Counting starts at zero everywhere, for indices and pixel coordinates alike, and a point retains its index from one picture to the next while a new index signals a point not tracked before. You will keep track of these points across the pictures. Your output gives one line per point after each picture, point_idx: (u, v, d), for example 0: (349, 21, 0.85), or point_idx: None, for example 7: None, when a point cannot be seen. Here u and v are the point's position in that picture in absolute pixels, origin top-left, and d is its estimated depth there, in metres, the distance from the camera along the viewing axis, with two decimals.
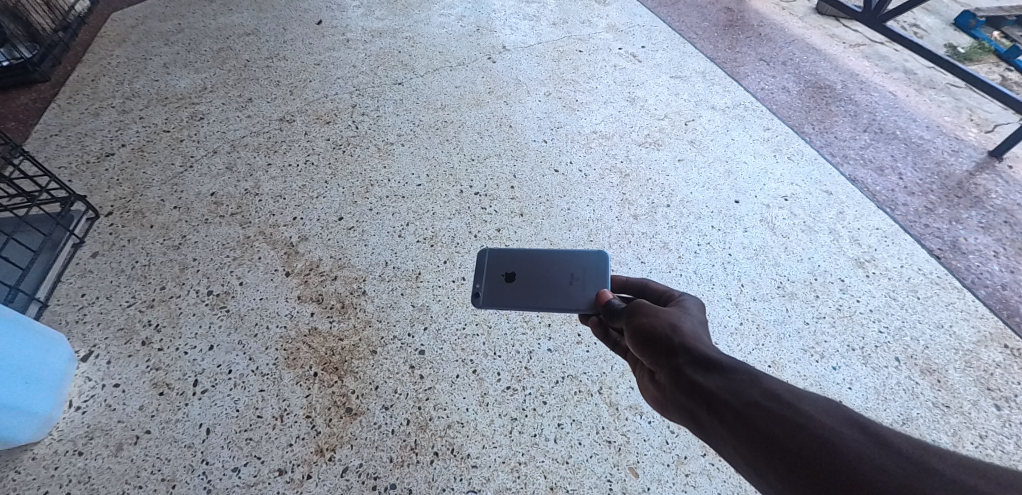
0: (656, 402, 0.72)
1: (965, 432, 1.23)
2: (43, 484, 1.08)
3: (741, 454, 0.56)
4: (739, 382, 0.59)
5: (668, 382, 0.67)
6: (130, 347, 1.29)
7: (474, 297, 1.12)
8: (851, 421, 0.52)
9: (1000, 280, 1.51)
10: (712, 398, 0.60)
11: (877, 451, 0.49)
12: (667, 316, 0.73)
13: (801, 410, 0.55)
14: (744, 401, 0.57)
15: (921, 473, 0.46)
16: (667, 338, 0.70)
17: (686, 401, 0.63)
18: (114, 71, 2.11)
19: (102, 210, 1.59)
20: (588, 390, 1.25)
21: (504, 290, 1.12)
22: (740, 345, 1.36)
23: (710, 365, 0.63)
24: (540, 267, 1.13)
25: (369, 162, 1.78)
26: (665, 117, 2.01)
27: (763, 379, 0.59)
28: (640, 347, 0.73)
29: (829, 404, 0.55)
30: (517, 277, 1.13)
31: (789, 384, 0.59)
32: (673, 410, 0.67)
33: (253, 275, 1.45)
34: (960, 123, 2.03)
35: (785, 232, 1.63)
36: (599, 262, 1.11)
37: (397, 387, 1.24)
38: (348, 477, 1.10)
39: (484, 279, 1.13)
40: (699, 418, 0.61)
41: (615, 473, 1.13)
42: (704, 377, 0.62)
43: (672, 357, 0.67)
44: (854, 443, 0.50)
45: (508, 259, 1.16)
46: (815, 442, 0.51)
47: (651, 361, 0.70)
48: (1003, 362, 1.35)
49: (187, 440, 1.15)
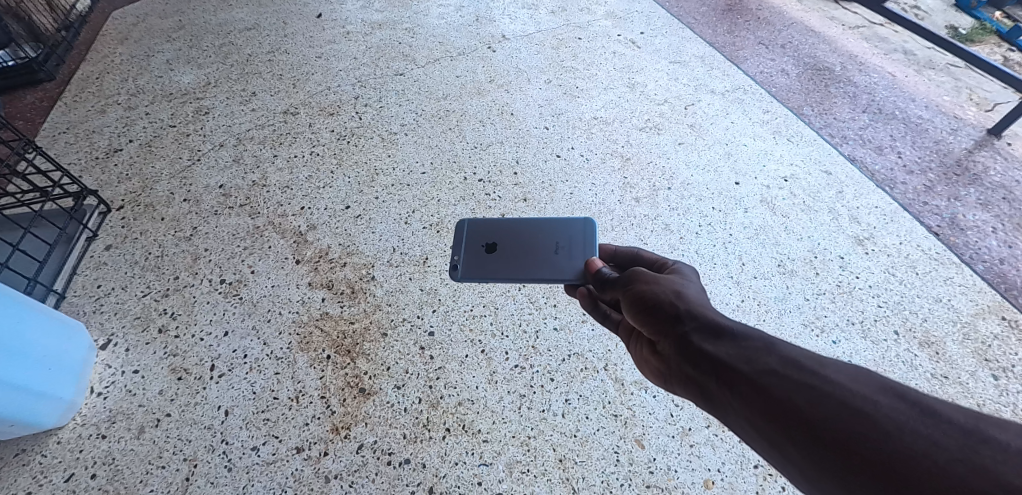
0: (658, 372, 0.75)
1: (963, 400, 1.25)
2: (69, 466, 1.12)
3: (755, 423, 0.58)
4: (752, 351, 0.62)
5: (674, 352, 0.70)
6: (148, 335, 1.33)
7: (453, 270, 1.18)
8: (885, 388, 0.54)
9: (998, 254, 1.54)
10: (723, 366, 0.63)
11: (920, 421, 0.50)
12: (669, 284, 0.77)
13: (824, 377, 0.56)
14: (758, 369, 0.60)
15: (977, 444, 0.48)
16: (672, 306, 0.73)
17: (693, 372, 0.66)
18: (118, 69, 2.14)
19: (114, 204, 1.62)
20: (594, 367, 1.28)
21: (486, 263, 1.18)
22: (742, 321, 1.39)
23: (718, 333, 0.66)
24: (523, 241, 1.20)
25: (374, 152, 1.81)
26: (665, 102, 2.02)
27: (778, 347, 0.62)
28: (640, 316, 0.76)
29: (856, 371, 0.56)
30: (498, 251, 1.20)
31: (806, 351, 0.61)
32: (677, 380, 0.70)
33: (264, 263, 1.48)
34: (959, 103, 2.05)
35: (785, 212, 1.65)
36: (583, 233, 1.18)
37: (409, 367, 1.27)
38: (364, 454, 1.14)
39: (464, 252, 1.21)
40: (707, 387, 0.65)
41: (622, 445, 1.16)
42: (714, 346, 0.65)
43: (677, 326, 0.70)
44: (892, 412, 0.52)
45: (488, 234, 1.24)
46: (844, 410, 0.53)
47: (654, 331, 0.74)
48: (1001, 334, 1.37)
49: (207, 422, 1.18)
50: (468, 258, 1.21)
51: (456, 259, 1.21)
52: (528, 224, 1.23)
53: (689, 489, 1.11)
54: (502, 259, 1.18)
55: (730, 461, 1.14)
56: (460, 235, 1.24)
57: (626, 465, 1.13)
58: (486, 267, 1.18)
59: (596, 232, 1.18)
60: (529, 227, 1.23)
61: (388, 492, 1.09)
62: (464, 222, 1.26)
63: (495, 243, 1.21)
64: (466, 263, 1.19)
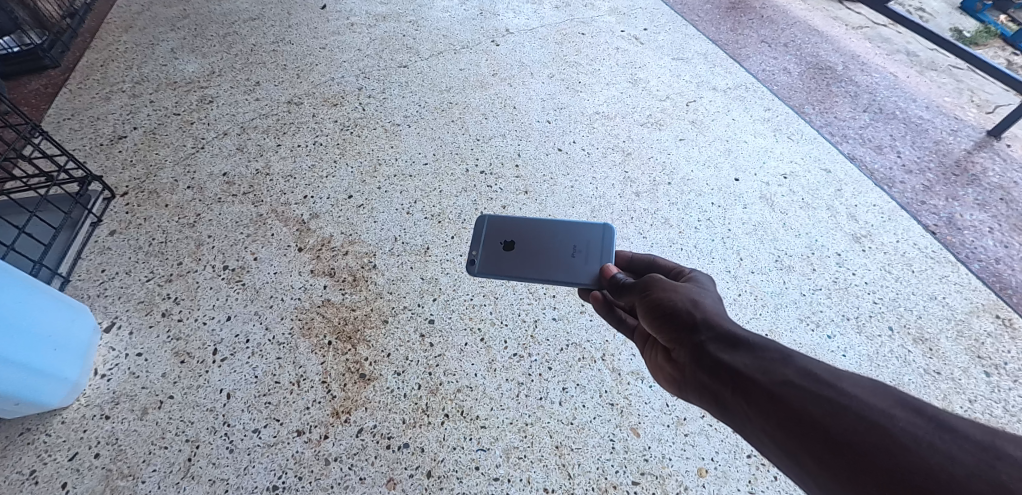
0: (673, 380, 0.77)
1: (955, 396, 1.27)
2: (73, 446, 1.14)
3: (770, 433, 0.60)
4: (769, 361, 0.64)
5: (689, 360, 0.71)
6: (151, 319, 1.35)
7: (471, 265, 1.20)
8: (901, 402, 0.55)
9: (994, 254, 1.55)
10: (740, 376, 0.64)
11: (937, 435, 0.51)
12: (686, 293, 0.78)
13: (841, 389, 0.58)
14: (775, 381, 0.61)
15: (993, 460, 0.48)
16: (688, 314, 0.74)
17: (709, 381, 0.68)
18: (123, 57, 2.14)
19: (118, 190, 1.63)
20: (592, 356, 1.30)
21: (503, 261, 1.20)
22: (739, 314, 1.41)
23: (734, 343, 0.68)
24: (540, 241, 1.21)
25: (377, 143, 1.82)
26: (667, 98, 2.04)
27: (795, 359, 0.63)
28: (657, 323, 0.78)
29: (873, 384, 0.57)
30: (515, 250, 1.21)
31: (824, 363, 0.62)
32: (692, 388, 0.72)
33: (267, 250, 1.49)
34: (960, 104, 2.06)
35: (784, 209, 1.67)
36: (602, 236, 1.18)
37: (409, 354, 1.29)
38: (363, 437, 1.16)
39: (483, 248, 1.22)
40: (723, 397, 0.66)
41: (617, 433, 1.18)
42: (730, 356, 0.67)
43: (694, 335, 0.72)
44: (907, 425, 0.52)
45: (507, 232, 1.25)
46: (861, 422, 0.54)
47: (670, 339, 0.75)
48: (994, 332, 1.39)
49: (209, 404, 1.20)
50: (486, 254, 1.23)
51: (474, 254, 1.23)
52: (548, 224, 1.23)
53: (683, 477, 1.12)
54: (520, 259, 1.19)
55: (723, 451, 1.16)
56: (479, 230, 1.26)
57: (621, 453, 1.15)
58: (503, 265, 1.20)
59: (614, 237, 1.18)
60: (547, 227, 1.23)
61: (387, 475, 1.11)
62: (484, 217, 1.28)
63: (513, 242, 1.23)
64: (484, 260, 1.21)
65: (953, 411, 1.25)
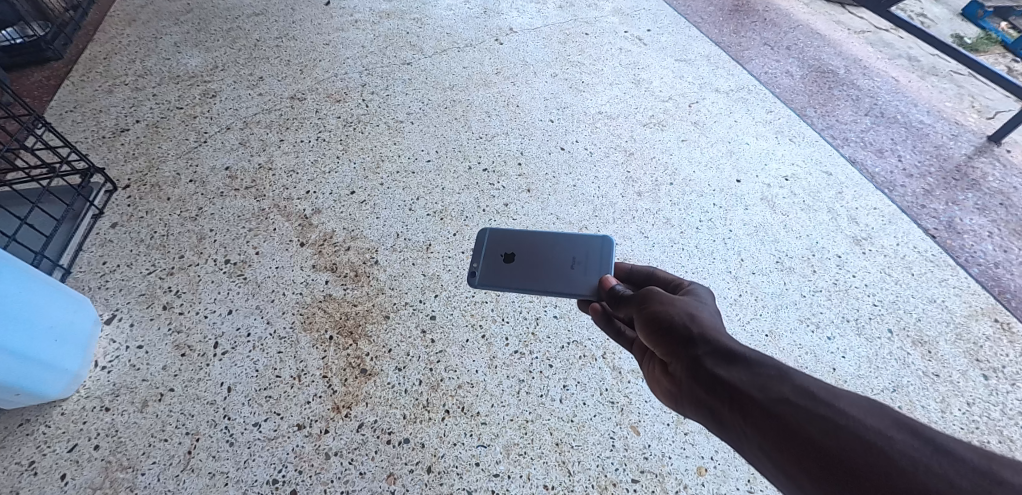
0: (669, 393, 0.77)
1: (953, 399, 1.28)
2: (73, 437, 1.14)
3: (765, 450, 0.60)
4: (766, 378, 0.64)
5: (685, 374, 0.72)
6: (152, 311, 1.35)
7: (471, 277, 1.21)
8: (897, 422, 0.55)
9: (993, 258, 1.56)
10: (735, 392, 0.65)
11: (933, 459, 0.51)
12: (683, 306, 0.78)
13: (838, 408, 0.58)
14: (772, 398, 0.62)
15: (989, 484, 0.48)
16: (685, 328, 0.75)
17: (705, 396, 0.68)
18: (126, 50, 2.14)
19: (120, 182, 1.63)
20: (593, 355, 1.30)
21: (503, 273, 1.21)
22: (739, 315, 1.41)
23: (731, 358, 0.68)
24: (540, 252, 1.22)
25: (380, 139, 1.82)
26: (670, 99, 2.04)
27: (792, 375, 0.63)
28: (653, 336, 0.78)
29: (869, 404, 0.58)
30: (515, 261, 1.22)
31: (821, 381, 0.62)
32: (688, 402, 0.72)
33: (269, 245, 1.50)
34: (960, 109, 2.07)
35: (785, 211, 1.67)
36: (601, 247, 1.17)
37: (410, 350, 1.29)
38: (364, 432, 1.16)
39: (484, 259, 1.23)
40: (718, 412, 0.66)
41: (617, 431, 1.18)
42: (726, 370, 0.67)
43: (690, 349, 0.72)
44: (904, 447, 0.53)
45: (508, 244, 1.26)
46: (856, 442, 0.54)
47: (666, 353, 0.76)
48: (992, 336, 1.40)
49: (210, 397, 1.20)
50: (485, 266, 1.23)
51: (475, 266, 1.24)
52: (548, 235, 1.24)
53: (683, 475, 1.13)
54: (519, 270, 1.20)
55: (723, 450, 1.17)
56: (480, 243, 1.27)
57: (621, 450, 1.16)
58: (502, 276, 1.21)
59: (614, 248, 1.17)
60: (548, 238, 1.24)
61: (387, 470, 1.11)
62: (485, 230, 1.29)
63: (513, 254, 1.23)
64: (483, 271, 1.22)
65: (951, 413, 1.26)
